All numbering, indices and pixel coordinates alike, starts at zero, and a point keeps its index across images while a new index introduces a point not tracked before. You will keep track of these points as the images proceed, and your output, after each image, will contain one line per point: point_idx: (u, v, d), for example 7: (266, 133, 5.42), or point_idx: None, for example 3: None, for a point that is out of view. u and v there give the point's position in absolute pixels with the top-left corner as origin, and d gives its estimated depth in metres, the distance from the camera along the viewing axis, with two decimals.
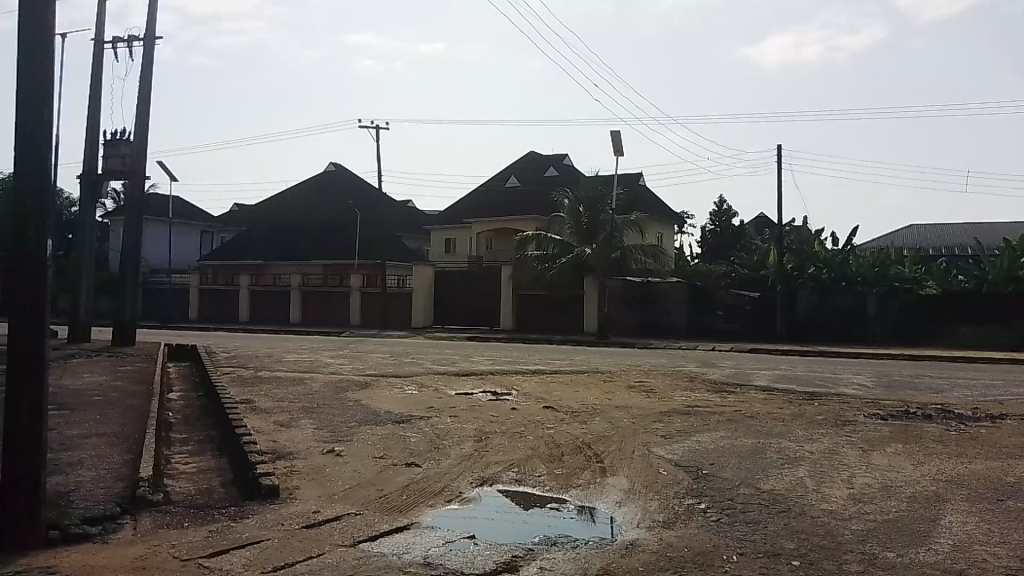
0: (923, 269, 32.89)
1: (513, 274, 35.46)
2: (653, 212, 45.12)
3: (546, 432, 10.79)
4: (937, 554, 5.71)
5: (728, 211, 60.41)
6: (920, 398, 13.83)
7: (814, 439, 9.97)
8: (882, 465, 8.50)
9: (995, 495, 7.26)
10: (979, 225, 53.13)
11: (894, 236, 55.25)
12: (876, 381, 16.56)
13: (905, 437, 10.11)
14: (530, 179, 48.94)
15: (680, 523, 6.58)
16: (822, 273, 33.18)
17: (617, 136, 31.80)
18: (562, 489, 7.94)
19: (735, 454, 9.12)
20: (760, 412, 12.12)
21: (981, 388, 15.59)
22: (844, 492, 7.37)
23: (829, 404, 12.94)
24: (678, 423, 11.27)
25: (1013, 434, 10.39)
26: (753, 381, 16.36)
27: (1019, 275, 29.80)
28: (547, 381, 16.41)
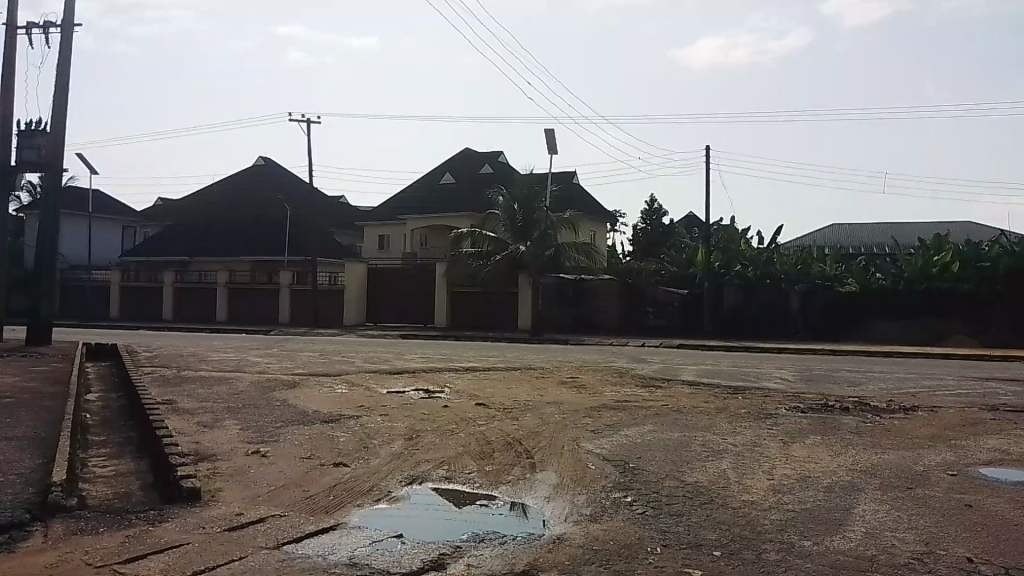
0: (842, 267, 33.93)
1: (448, 271, 35.36)
2: (586, 210, 45.60)
3: (477, 429, 10.78)
4: (851, 542, 5.92)
5: (659, 209, 61.51)
6: (838, 391, 14.36)
7: (737, 432, 10.23)
8: (801, 456, 8.79)
9: (905, 484, 7.59)
10: (895, 225, 55.45)
11: (817, 235, 57.18)
12: (797, 375, 17.13)
13: (824, 429, 10.48)
14: (465, 176, 48.80)
15: (607, 516, 6.67)
16: (747, 270, 33.99)
17: (551, 134, 31.95)
18: (492, 485, 7.95)
19: (662, 448, 9.29)
20: (687, 407, 12.39)
21: (894, 380, 16.31)
22: (765, 483, 7.59)
23: (752, 398, 13.31)
24: (608, 418, 11.42)
25: (923, 424, 10.89)
26: (680, 376, 16.72)
27: (933, 273, 31.28)
28: (479, 378, 16.42)
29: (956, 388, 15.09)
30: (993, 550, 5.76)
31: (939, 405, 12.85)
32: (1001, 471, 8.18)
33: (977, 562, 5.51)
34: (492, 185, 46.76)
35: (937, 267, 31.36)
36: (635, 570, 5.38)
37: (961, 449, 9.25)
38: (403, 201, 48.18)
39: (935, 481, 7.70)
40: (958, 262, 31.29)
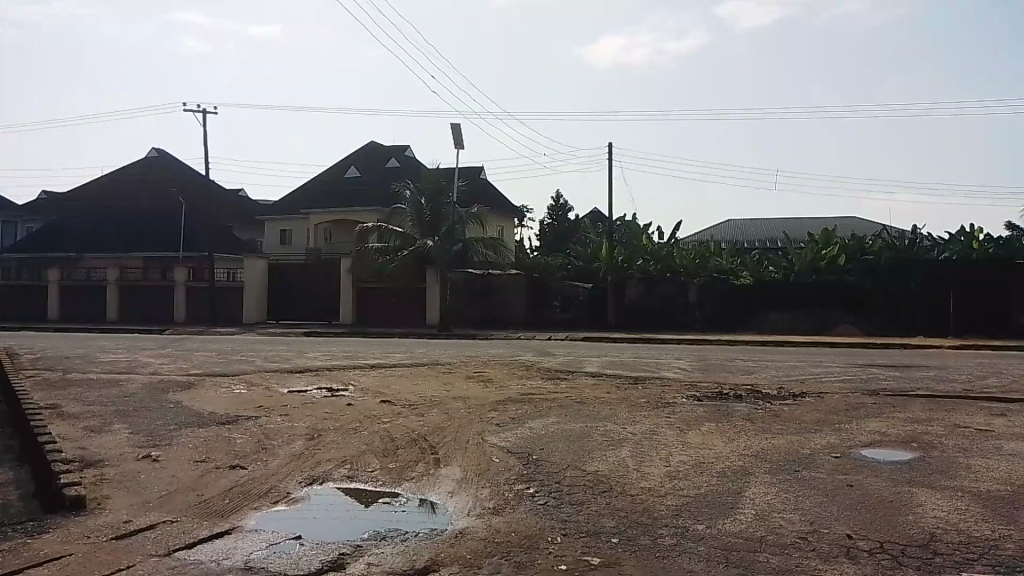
0: (738, 261, 35.19)
1: (353, 267, 34.76)
2: (493, 205, 45.71)
3: (382, 427, 10.64)
4: (741, 523, 6.17)
5: (564, 204, 62.34)
6: (732, 379, 14.94)
7: (637, 421, 10.48)
8: (697, 443, 9.08)
9: (792, 466, 7.96)
10: (786, 220, 58.05)
11: (714, 229, 59.26)
12: (694, 364, 17.73)
13: (718, 416, 10.89)
14: (370, 169, 48.05)
15: (509, 508, 6.71)
16: (649, 265, 34.83)
17: (457, 128, 31.82)
18: (395, 482, 7.87)
19: (565, 438, 9.42)
20: (590, 398, 12.61)
21: (784, 368, 17.10)
22: (662, 470, 7.82)
23: (652, 388, 13.66)
24: (512, 412, 11.49)
25: (810, 410, 11.45)
26: (583, 367, 17.04)
27: (820, 265, 32.79)
28: (384, 375, 16.22)
29: (841, 374, 15.93)
30: (870, 526, 6.12)
31: (825, 391, 13.54)
32: (879, 451, 8.69)
33: (855, 539, 5.83)
34: (397, 179, 46.23)
35: (825, 260, 32.86)
36: (535, 561, 5.44)
37: (844, 432, 9.75)
38: (306, 194, 47.11)
39: (820, 463, 8.10)
40: (844, 256, 32.85)
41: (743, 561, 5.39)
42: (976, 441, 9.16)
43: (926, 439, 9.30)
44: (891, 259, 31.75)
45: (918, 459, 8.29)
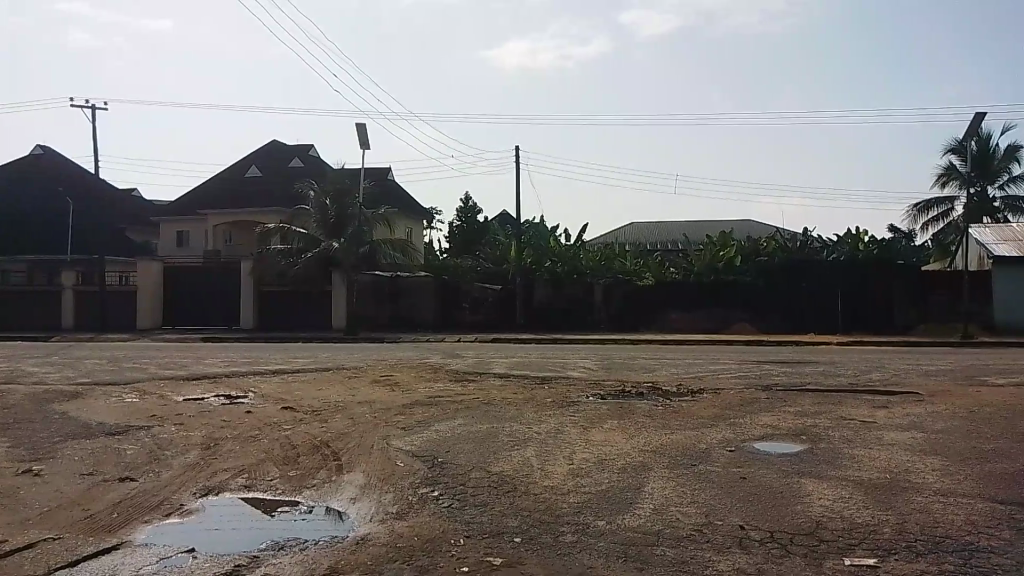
0: (641, 263, 36.09)
1: (254, 269, 33.75)
2: (401, 206, 45.22)
3: (282, 434, 10.36)
4: (640, 518, 6.32)
5: (472, 206, 62.38)
6: (635, 377, 15.29)
7: (542, 421, 10.57)
8: (600, 440, 9.24)
9: (689, 461, 8.22)
10: (687, 222, 59.89)
11: (619, 231, 60.56)
12: (600, 364, 18.04)
13: (620, 413, 11.13)
14: (272, 168, 46.72)
15: (413, 512, 6.67)
16: (556, 266, 35.24)
17: (363, 127, 31.35)
18: (296, 490, 7.68)
19: (471, 440, 9.42)
20: (497, 398, 12.67)
21: (684, 366, 17.63)
22: (565, 468, 7.92)
23: (557, 388, 13.81)
24: (419, 414, 11.41)
25: (707, 406, 11.85)
26: (491, 369, 17.08)
27: (719, 266, 34.00)
28: (287, 381, 15.80)
29: (736, 371, 16.56)
30: (760, 516, 6.38)
31: (722, 387, 14.05)
32: (771, 444, 9.08)
33: (748, 529, 6.07)
34: (301, 179, 45.15)
35: (722, 262, 34.07)
36: (438, 564, 5.42)
37: (739, 427, 10.15)
38: (204, 194, 45.45)
39: (715, 457, 8.39)
40: (739, 257, 34.12)
41: (641, 556, 5.51)
42: (859, 432, 9.70)
43: (814, 431, 9.79)
44: (784, 260, 33.13)
45: (806, 450, 8.70)
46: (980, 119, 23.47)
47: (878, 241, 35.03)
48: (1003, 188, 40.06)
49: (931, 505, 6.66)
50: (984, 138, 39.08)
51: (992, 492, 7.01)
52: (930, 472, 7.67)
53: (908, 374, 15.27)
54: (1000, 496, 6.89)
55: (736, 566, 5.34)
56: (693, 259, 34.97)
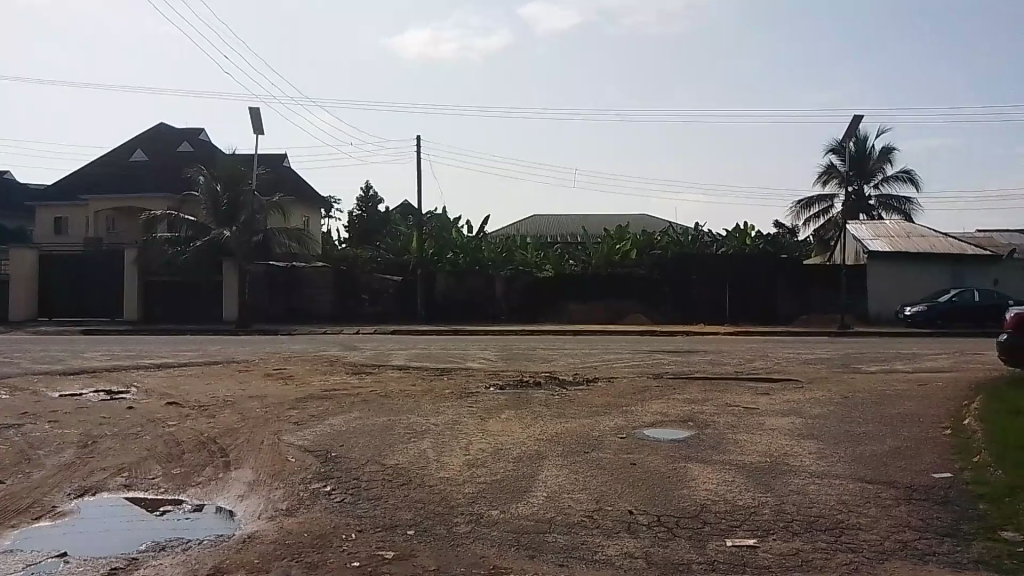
0: (542, 255, 36.46)
1: (138, 258, 32.22)
2: (298, 194, 44.04)
3: (166, 431, 9.90)
4: (533, 506, 6.38)
5: (373, 196, 61.48)
6: (533, 368, 15.46)
7: (439, 412, 10.53)
8: (497, 431, 9.27)
9: (583, 448, 8.37)
10: (587, 215, 60.96)
11: (520, 224, 61.03)
12: (498, 354, 18.13)
13: (517, 403, 11.22)
14: (160, 152, 44.61)
15: (303, 508, 6.51)
16: (458, 258, 35.09)
17: (257, 112, 30.30)
18: (179, 489, 7.35)
19: (366, 433, 9.28)
20: (394, 391, 12.53)
21: (581, 356, 17.94)
22: (461, 459, 7.91)
23: (456, 379, 13.81)
24: (313, 409, 11.14)
25: (601, 394, 12.10)
26: (390, 361, 16.89)
27: (615, 259, 35.17)
28: (173, 375, 15.15)
29: (631, 360, 16.99)
30: (647, 500, 6.58)
31: (615, 375, 14.39)
32: (660, 431, 9.33)
33: (636, 514, 6.22)
34: (191, 163, 43.28)
35: (619, 254, 35.26)
36: (327, 560, 5.31)
37: (631, 414, 10.41)
38: (86, 179, 42.99)
39: (607, 444, 8.59)
40: (635, 250, 35.34)
41: (534, 543, 5.58)
42: (742, 417, 10.14)
43: (701, 418, 10.16)
44: (675, 254, 34.29)
45: (693, 437, 9.00)
46: (858, 122, 24.85)
47: (764, 237, 36.76)
48: (878, 188, 42.74)
49: (808, 486, 7.03)
50: (861, 140, 41.56)
51: (862, 472, 7.46)
52: (807, 455, 8.09)
53: (789, 363, 16.08)
54: (869, 476, 7.35)
55: (625, 550, 5.48)
56: (591, 252, 36.00)
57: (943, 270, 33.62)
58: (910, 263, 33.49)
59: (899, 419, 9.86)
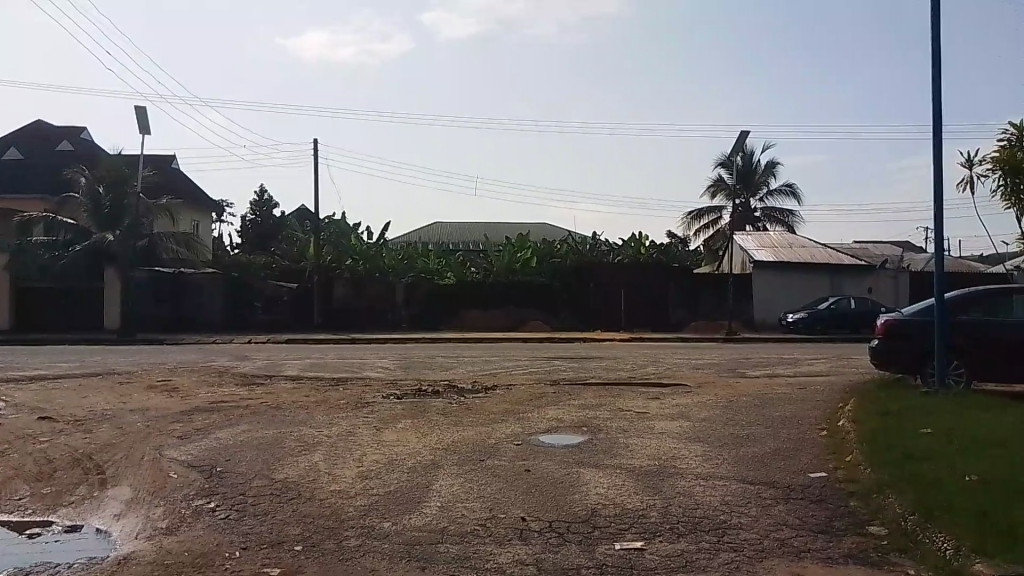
0: (444, 262, 36.32)
1: (9, 263, 30.20)
2: (187, 198, 42.32)
3: (35, 448, 9.27)
4: (427, 517, 6.32)
5: (268, 200, 59.69)
6: (431, 376, 15.34)
7: (332, 424, 10.30)
8: (391, 441, 9.16)
9: (479, 456, 8.37)
10: (488, 223, 61.21)
11: (421, 231, 60.67)
12: (396, 363, 17.93)
13: (414, 412, 11.13)
14: (35, 151, 41.94)
15: (184, 527, 6.23)
16: (357, 265, 34.53)
17: (142, 111, 28.96)
18: (48, 510, 6.90)
19: (254, 447, 8.98)
20: (286, 402, 12.19)
21: (479, 363, 17.97)
22: (354, 471, 7.76)
23: (351, 389, 13.56)
24: (199, 422, 10.69)
25: (498, 401, 12.14)
26: (283, 371, 16.43)
27: (516, 267, 35.46)
28: (45, 389, 14.24)
29: (528, 367, 17.14)
30: (538, 506, 6.63)
31: (512, 382, 14.50)
32: (555, 437, 9.45)
33: (528, 521, 6.27)
34: (70, 164, 40.91)
35: (520, 262, 35.57)
36: None
37: (526, 421, 10.50)
38: None
39: (503, 451, 8.64)
40: (536, 258, 35.66)
41: (425, 554, 5.53)
42: (633, 422, 10.39)
43: (595, 423, 10.36)
44: (574, 262, 34.94)
45: (586, 442, 9.15)
46: (745, 138, 25.92)
47: (658, 246, 37.91)
48: (763, 201, 44.80)
49: (692, 488, 7.28)
50: (747, 154, 43.47)
51: (744, 473, 7.79)
52: (694, 458, 8.38)
53: (680, 368, 16.61)
54: (750, 476, 7.67)
55: (517, 557, 5.51)
56: (493, 260, 36.15)
57: (822, 279, 35.54)
58: (792, 272, 35.24)
59: (779, 421, 10.33)
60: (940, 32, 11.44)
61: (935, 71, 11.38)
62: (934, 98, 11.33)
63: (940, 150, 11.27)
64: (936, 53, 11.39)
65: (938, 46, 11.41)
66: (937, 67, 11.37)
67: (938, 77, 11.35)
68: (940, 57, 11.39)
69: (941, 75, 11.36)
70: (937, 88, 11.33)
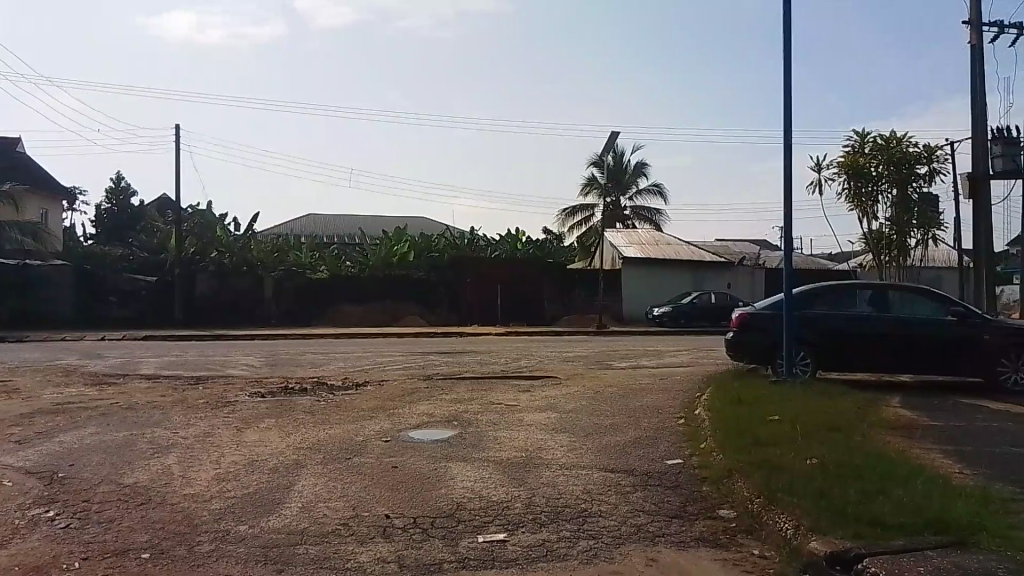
0: (317, 256, 35.46)
1: None
2: (34, 184, 39.24)
3: None
4: (285, 518, 6.16)
5: (126, 188, 56.20)
6: (299, 373, 14.94)
7: (190, 424, 9.85)
8: (253, 441, 8.86)
9: (344, 455, 8.22)
10: (363, 218, 60.21)
11: (292, 223, 58.90)
12: (263, 360, 17.35)
13: (279, 411, 10.81)
14: None
15: (17, 539, 5.77)
16: (223, 257, 33.26)
17: None
18: None
19: (101, 451, 8.44)
20: (140, 402, 11.54)
21: (350, 359, 17.67)
22: (211, 473, 7.46)
23: (212, 387, 12.99)
24: (40, 425, 9.94)
25: (368, 398, 11.98)
26: (139, 369, 15.55)
27: (393, 261, 35.05)
28: None
29: (400, 362, 16.99)
30: (403, 503, 6.57)
31: (384, 378, 14.34)
32: (424, 432, 9.41)
33: (392, 517, 6.22)
34: None
35: (397, 256, 35.18)
36: None
37: (396, 417, 10.41)
38: None
39: (370, 449, 8.52)
40: (413, 252, 35.41)
41: (282, 557, 5.39)
42: (502, 415, 10.51)
43: (465, 417, 10.40)
44: (451, 257, 34.92)
45: (455, 436, 9.18)
46: (615, 138, 26.67)
47: (534, 242, 38.43)
48: (633, 199, 46.35)
49: (556, 478, 7.44)
50: (619, 154, 44.81)
51: (606, 462, 8.04)
52: (559, 449, 8.56)
53: (550, 361, 16.94)
54: (613, 465, 7.91)
55: (378, 555, 5.45)
56: (368, 254, 35.58)
57: (686, 275, 37.20)
58: (659, 269, 36.70)
59: (641, 411, 10.73)
60: (791, 41, 12.17)
61: (786, 80, 12.11)
62: (786, 104, 12.05)
63: (790, 153, 12.01)
64: (788, 62, 12.13)
65: (789, 56, 12.16)
66: (788, 76, 12.12)
67: (789, 85, 12.09)
68: (791, 65, 12.15)
69: (791, 83, 12.10)
70: (787, 95, 12.07)
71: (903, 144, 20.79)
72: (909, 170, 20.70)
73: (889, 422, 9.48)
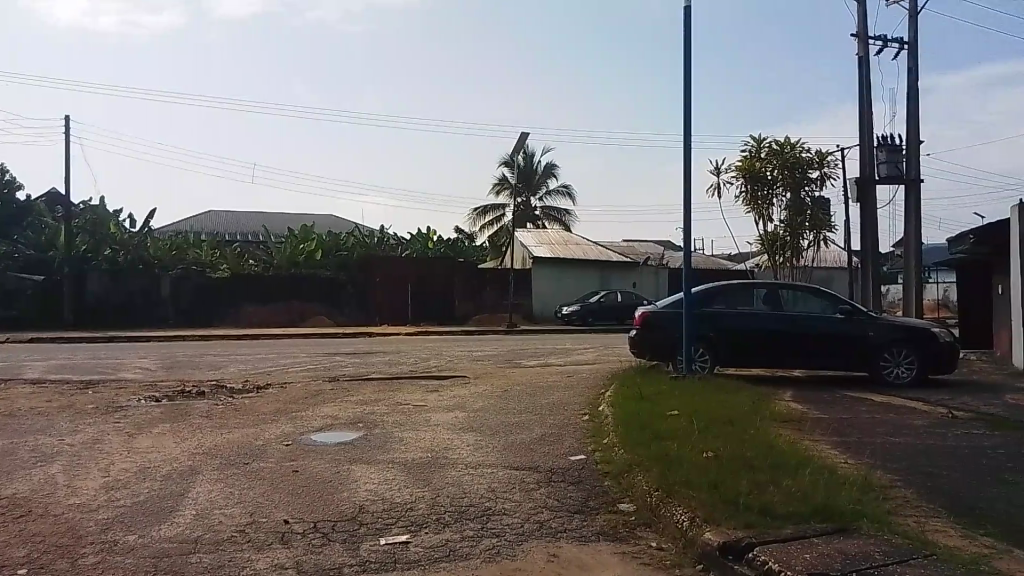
0: (218, 254, 34.52)
1: None
2: None
3: None
4: (177, 527, 5.94)
5: (11, 182, 53.02)
6: (197, 376, 14.41)
7: (77, 431, 9.36)
8: (146, 447, 8.49)
9: (242, 459, 7.99)
10: (267, 215, 58.69)
11: (192, 220, 56.84)
12: (159, 363, 16.66)
13: (175, 415, 10.41)
14: None
15: None
16: (117, 255, 32.16)
17: None
18: None
19: None
20: (23, 408, 10.89)
21: (253, 361, 17.18)
22: (98, 482, 7.11)
23: (103, 392, 12.38)
24: None
25: (269, 400, 11.67)
26: (22, 374, 14.68)
27: (298, 261, 34.61)
28: None
29: (304, 364, 16.63)
30: (303, 508, 6.44)
31: (287, 380, 14.00)
32: (327, 435, 9.25)
33: (291, 523, 6.09)
34: None
35: (303, 255, 34.72)
36: None
37: (299, 420, 10.18)
38: None
39: (271, 452, 8.32)
40: (320, 251, 35.10)
41: (173, 566, 5.20)
42: (408, 416, 10.42)
43: (370, 419, 10.27)
44: (359, 256, 34.55)
45: (360, 439, 9.05)
46: (525, 138, 26.89)
47: (444, 241, 38.35)
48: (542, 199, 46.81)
49: (462, 477, 7.45)
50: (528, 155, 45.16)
51: (511, 460, 8.09)
52: (466, 448, 8.56)
53: (458, 360, 16.92)
54: (518, 463, 7.97)
55: (275, 562, 5.33)
56: (273, 253, 35.09)
57: (594, 274, 37.85)
58: (568, 268, 37.21)
59: (547, 408, 10.85)
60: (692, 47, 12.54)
61: (686, 85, 12.49)
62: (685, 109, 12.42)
63: (689, 156, 12.40)
64: (688, 67, 12.51)
65: (689, 62, 12.54)
66: (688, 82, 12.49)
67: (689, 91, 12.46)
68: (690, 71, 12.52)
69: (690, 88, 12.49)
70: (687, 99, 12.44)
71: (796, 149, 21.76)
72: (802, 174, 21.68)
73: (780, 415, 9.89)
